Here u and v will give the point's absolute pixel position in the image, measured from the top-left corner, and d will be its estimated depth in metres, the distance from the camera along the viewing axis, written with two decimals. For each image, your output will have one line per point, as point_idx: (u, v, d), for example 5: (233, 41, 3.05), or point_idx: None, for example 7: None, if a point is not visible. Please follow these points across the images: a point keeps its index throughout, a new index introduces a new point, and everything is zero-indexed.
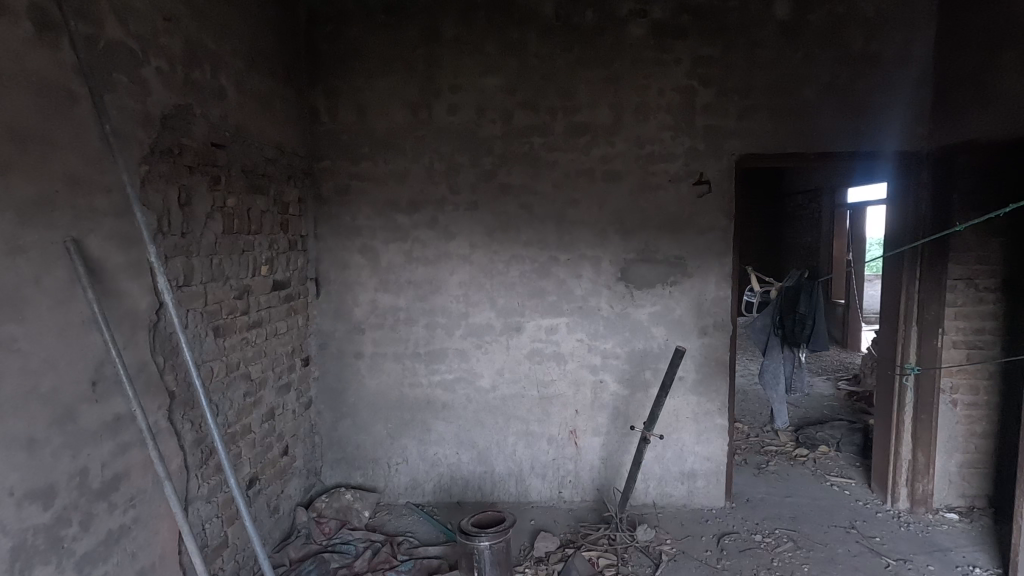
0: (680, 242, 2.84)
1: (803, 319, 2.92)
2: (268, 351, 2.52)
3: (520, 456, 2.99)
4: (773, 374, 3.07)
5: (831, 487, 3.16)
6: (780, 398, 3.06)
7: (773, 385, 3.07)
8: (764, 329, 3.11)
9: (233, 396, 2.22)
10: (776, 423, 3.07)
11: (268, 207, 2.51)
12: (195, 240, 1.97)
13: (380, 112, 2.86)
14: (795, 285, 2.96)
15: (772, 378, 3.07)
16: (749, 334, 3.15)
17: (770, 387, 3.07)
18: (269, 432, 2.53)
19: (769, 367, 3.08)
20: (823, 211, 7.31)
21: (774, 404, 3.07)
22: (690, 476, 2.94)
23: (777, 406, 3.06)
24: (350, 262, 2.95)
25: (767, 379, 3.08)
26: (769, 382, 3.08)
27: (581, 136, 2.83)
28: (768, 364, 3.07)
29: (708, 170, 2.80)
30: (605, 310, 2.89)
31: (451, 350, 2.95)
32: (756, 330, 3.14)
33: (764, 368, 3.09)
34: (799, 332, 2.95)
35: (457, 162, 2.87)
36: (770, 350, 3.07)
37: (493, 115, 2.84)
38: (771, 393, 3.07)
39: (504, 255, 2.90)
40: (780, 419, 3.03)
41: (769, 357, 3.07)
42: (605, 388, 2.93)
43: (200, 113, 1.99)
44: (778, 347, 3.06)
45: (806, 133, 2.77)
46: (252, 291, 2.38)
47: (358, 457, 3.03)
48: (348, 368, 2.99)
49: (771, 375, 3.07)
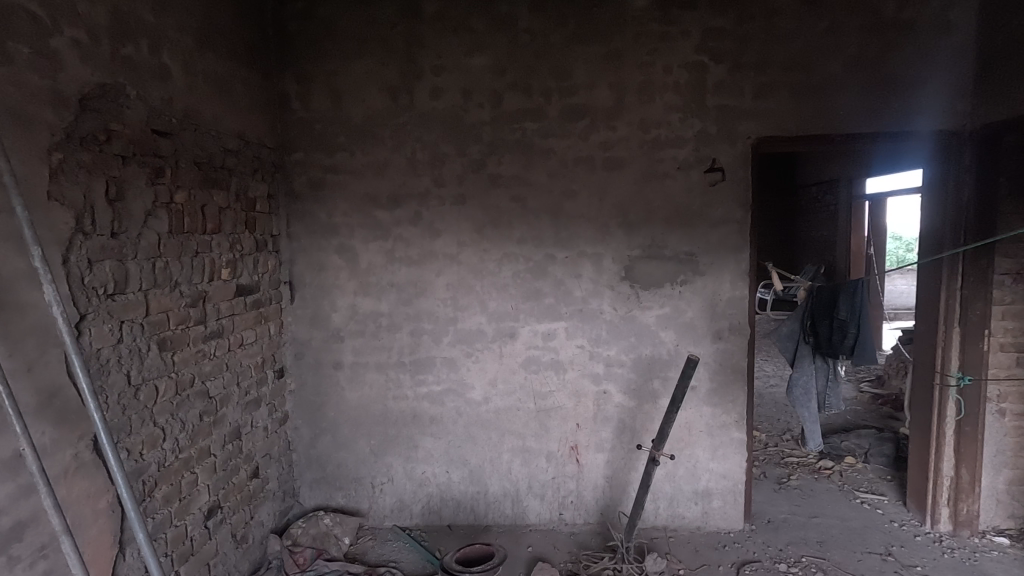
0: (690, 236, 2.55)
1: (844, 324, 2.56)
2: (231, 365, 2.26)
3: (516, 474, 2.71)
4: (803, 388, 2.77)
5: (860, 506, 2.87)
6: (813, 418, 2.77)
7: (805, 402, 2.78)
8: (791, 337, 2.81)
9: (186, 417, 1.96)
10: (808, 445, 2.79)
11: (229, 204, 2.25)
12: (131, 242, 1.71)
13: (357, 98, 2.59)
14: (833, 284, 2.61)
15: (804, 395, 2.78)
16: (778, 341, 2.87)
17: (801, 406, 2.79)
18: (234, 456, 2.27)
19: (799, 379, 2.78)
20: (840, 202, 7.00)
21: (804, 424, 2.79)
22: (704, 496, 2.66)
23: (809, 425, 2.78)
24: (326, 264, 2.69)
25: (798, 396, 2.79)
26: (800, 399, 2.78)
27: (579, 120, 2.54)
28: (797, 376, 2.78)
29: (721, 156, 2.51)
30: (607, 313, 2.61)
31: (439, 358, 2.68)
32: (782, 337, 2.84)
33: (793, 381, 2.79)
34: (838, 341, 2.59)
35: (442, 152, 2.60)
36: (799, 362, 2.77)
37: (480, 99, 2.57)
38: (802, 412, 2.78)
39: (494, 254, 2.62)
40: (814, 439, 2.75)
41: (798, 369, 2.78)
42: (609, 400, 2.64)
43: (136, 95, 1.73)
44: (809, 356, 2.76)
45: (832, 112, 2.46)
46: (209, 298, 2.12)
47: (338, 476, 2.77)
48: (327, 380, 2.73)
49: (801, 388, 2.78)
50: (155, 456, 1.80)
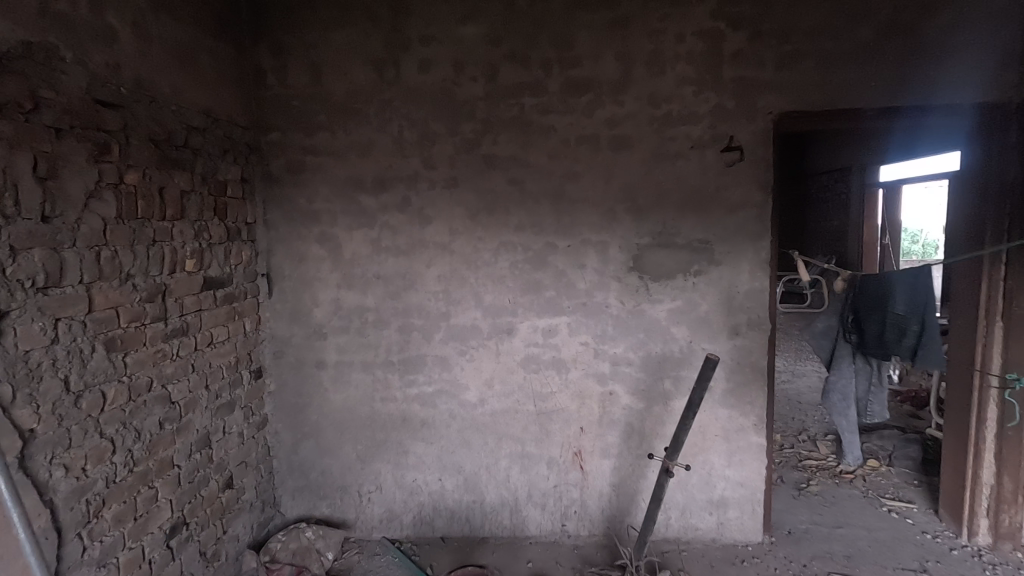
0: (705, 222, 2.32)
1: (903, 323, 2.27)
2: (199, 367, 2.05)
3: (514, 483, 2.50)
4: (840, 394, 2.62)
5: (888, 514, 2.66)
6: (851, 427, 2.67)
7: (842, 409, 2.65)
8: (828, 334, 2.59)
9: (142, 426, 1.75)
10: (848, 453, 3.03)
11: (195, 188, 2.03)
12: (68, 228, 1.50)
13: (338, 72, 2.36)
14: (887, 279, 2.31)
15: (841, 401, 2.63)
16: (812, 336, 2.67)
17: (838, 413, 2.68)
18: (203, 465, 2.06)
19: (836, 383, 2.61)
20: (852, 191, 6.86)
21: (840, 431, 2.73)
22: (720, 506, 2.44)
23: (844, 433, 2.73)
24: (307, 254, 2.46)
25: (835, 402, 2.64)
26: (837, 406, 2.65)
27: (582, 95, 2.31)
28: (834, 380, 2.61)
29: (740, 133, 2.27)
30: (614, 307, 2.38)
31: (430, 357, 2.46)
32: (818, 335, 2.62)
33: (830, 386, 2.62)
34: (896, 341, 2.31)
35: (432, 131, 2.37)
36: (836, 363, 2.58)
37: (474, 71, 2.33)
38: (839, 420, 2.67)
39: (490, 243, 2.40)
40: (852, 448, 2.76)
41: (835, 371, 2.60)
42: (615, 402, 2.42)
43: (75, 60, 1.51)
44: (848, 356, 2.55)
45: (863, 85, 2.22)
46: (170, 292, 1.90)
47: (323, 485, 2.56)
48: (309, 381, 2.51)
49: (838, 393, 2.62)
50: (102, 471, 1.59)
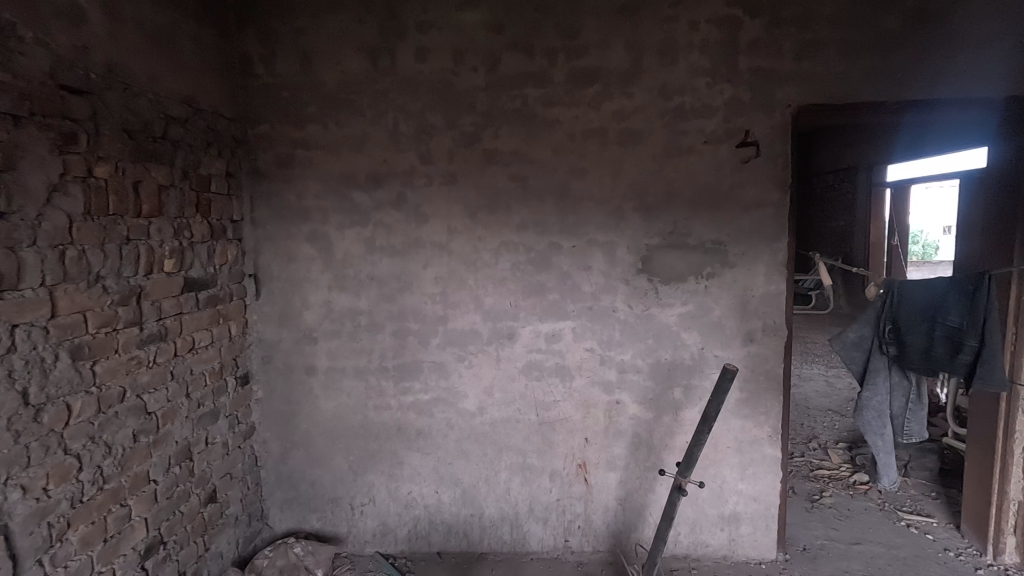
0: (718, 222, 2.18)
1: (959, 335, 2.05)
2: (179, 374, 1.91)
3: (515, 496, 2.37)
4: (876, 412, 2.36)
5: (907, 529, 2.53)
6: (887, 448, 2.45)
7: (877, 428, 2.40)
8: (861, 346, 2.36)
9: (113, 439, 1.62)
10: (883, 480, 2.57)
11: (175, 183, 1.89)
12: (26, 226, 1.37)
13: (330, 61, 2.23)
14: (943, 284, 2.10)
15: (876, 419, 2.38)
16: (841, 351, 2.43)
17: (873, 433, 2.43)
18: (184, 479, 1.93)
19: (870, 400, 2.36)
20: (859, 191, 6.73)
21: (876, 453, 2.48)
22: (732, 521, 2.32)
23: (881, 455, 2.48)
24: (297, 254, 2.33)
25: (869, 421, 2.39)
26: (872, 425, 2.40)
27: (589, 86, 2.17)
28: (868, 398, 2.35)
29: (756, 127, 2.14)
30: (622, 311, 2.25)
31: (427, 363, 2.33)
32: (849, 347, 2.38)
33: (864, 403, 2.37)
34: (949, 356, 2.09)
35: (429, 124, 2.23)
36: (871, 378, 2.34)
37: (474, 61, 2.20)
38: (874, 441, 2.45)
39: (491, 243, 2.26)
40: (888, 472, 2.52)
41: (869, 388, 2.35)
42: (622, 412, 2.29)
43: (35, 40, 1.38)
44: (883, 370, 2.32)
45: (888, 76, 2.09)
46: (147, 295, 1.77)
47: (313, 497, 2.43)
48: (299, 388, 2.38)
49: (874, 411, 2.36)
50: (67, 491, 1.46)
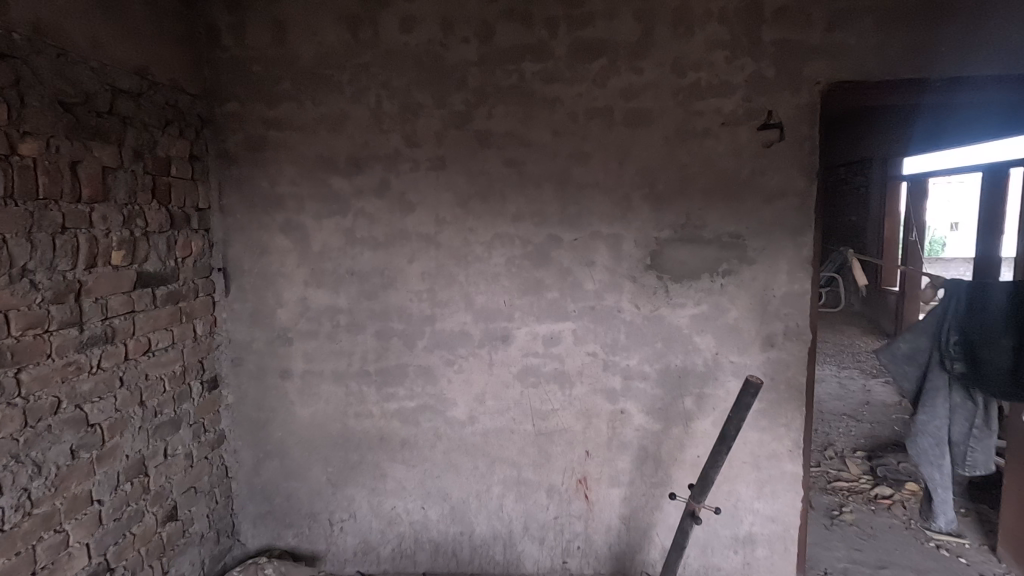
0: (736, 213, 1.95)
1: None
2: (130, 380, 1.71)
3: (508, 513, 2.16)
4: (933, 439, 2.11)
5: (936, 552, 2.31)
6: (946, 482, 2.18)
7: (933, 458, 2.13)
8: (914, 360, 2.13)
9: (44, 456, 1.42)
10: (936, 518, 2.30)
11: (125, 165, 1.68)
12: None
13: (306, 31, 2.00)
14: None
15: (933, 448, 2.12)
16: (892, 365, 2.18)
17: (929, 465, 2.15)
18: (136, 497, 1.73)
19: (927, 425, 2.10)
20: (874, 184, 6.49)
21: (933, 488, 2.21)
22: (747, 543, 2.11)
23: (939, 491, 2.21)
24: (269, 246, 2.11)
25: (925, 450, 2.13)
26: (929, 455, 2.13)
27: (594, 61, 1.95)
28: (923, 422, 2.10)
29: (781, 107, 1.90)
30: (627, 312, 2.03)
31: (413, 367, 2.12)
32: (900, 360, 2.15)
33: (918, 429, 2.12)
34: None
35: (416, 103, 2.01)
36: (928, 398, 2.08)
37: (466, 32, 1.97)
38: (931, 473, 2.17)
39: (483, 235, 2.05)
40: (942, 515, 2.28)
41: (925, 410, 2.09)
42: (627, 423, 2.08)
43: None
44: (943, 390, 2.06)
45: (930, 49, 1.84)
46: (90, 292, 1.56)
47: (288, 511, 2.23)
48: (272, 393, 2.17)
49: (931, 438, 2.11)
50: None
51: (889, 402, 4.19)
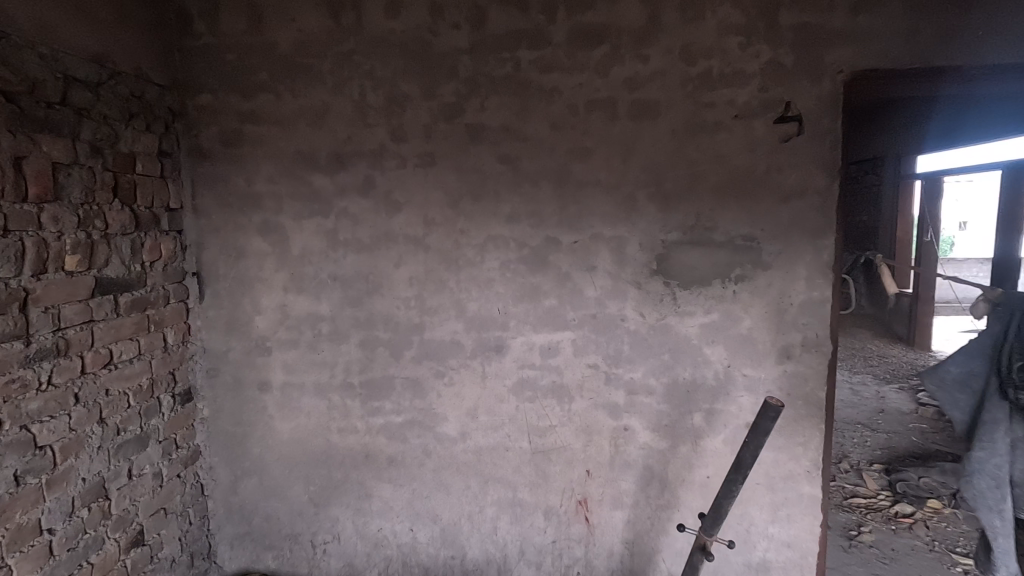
0: (750, 214, 1.79)
1: None
2: (88, 396, 1.57)
3: (503, 536, 2.01)
4: (991, 479, 2.08)
5: None
6: (1007, 530, 2.04)
7: (991, 500, 2.07)
8: (965, 386, 2.33)
9: None
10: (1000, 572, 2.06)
11: (81, 161, 1.54)
12: None
13: (283, 17, 1.85)
14: None
15: (993, 490, 2.07)
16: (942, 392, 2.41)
17: (987, 509, 2.08)
18: (95, 524, 1.59)
19: (984, 463, 2.09)
20: (886, 182, 6.29)
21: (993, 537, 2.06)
22: (760, 571, 1.95)
23: (999, 540, 2.05)
24: (246, 249, 1.96)
25: (983, 491, 2.09)
26: (987, 498, 2.08)
27: (594, 48, 1.79)
28: (980, 459, 2.10)
29: (800, 97, 1.73)
30: (632, 321, 1.87)
31: (400, 380, 1.97)
32: (949, 385, 2.37)
33: (975, 467, 2.12)
34: None
35: (402, 94, 1.85)
36: (985, 434, 2.11)
37: (456, 17, 1.81)
38: (990, 519, 2.07)
39: (476, 238, 1.89)
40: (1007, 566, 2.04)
41: (982, 447, 2.10)
42: (631, 440, 1.92)
43: None
44: (1001, 422, 2.08)
45: (965, 33, 1.66)
46: (40, 301, 1.42)
47: (268, 533, 2.09)
48: (250, 406, 2.03)
49: (988, 477, 2.08)
50: None
51: (905, 409, 4.02)
